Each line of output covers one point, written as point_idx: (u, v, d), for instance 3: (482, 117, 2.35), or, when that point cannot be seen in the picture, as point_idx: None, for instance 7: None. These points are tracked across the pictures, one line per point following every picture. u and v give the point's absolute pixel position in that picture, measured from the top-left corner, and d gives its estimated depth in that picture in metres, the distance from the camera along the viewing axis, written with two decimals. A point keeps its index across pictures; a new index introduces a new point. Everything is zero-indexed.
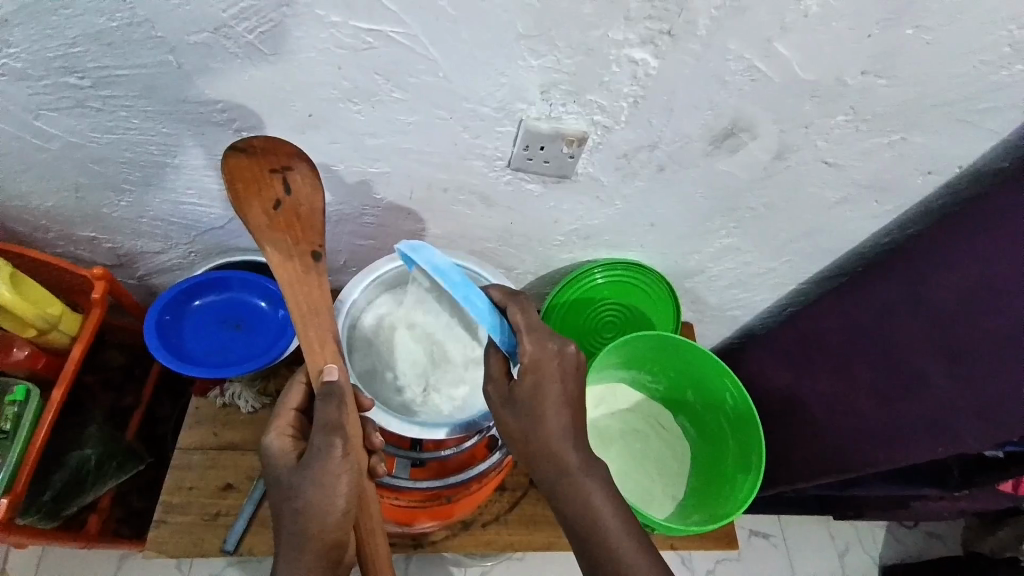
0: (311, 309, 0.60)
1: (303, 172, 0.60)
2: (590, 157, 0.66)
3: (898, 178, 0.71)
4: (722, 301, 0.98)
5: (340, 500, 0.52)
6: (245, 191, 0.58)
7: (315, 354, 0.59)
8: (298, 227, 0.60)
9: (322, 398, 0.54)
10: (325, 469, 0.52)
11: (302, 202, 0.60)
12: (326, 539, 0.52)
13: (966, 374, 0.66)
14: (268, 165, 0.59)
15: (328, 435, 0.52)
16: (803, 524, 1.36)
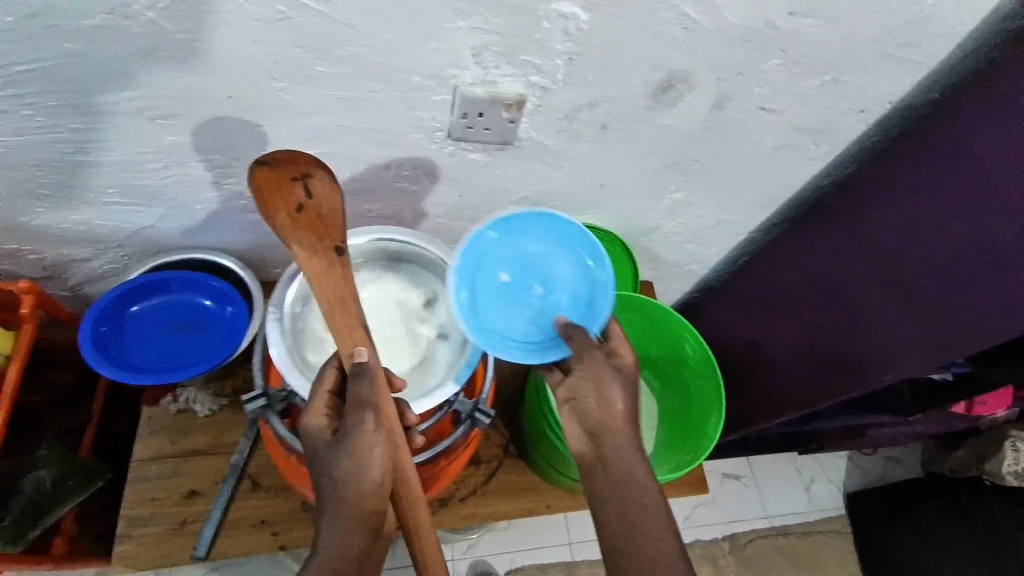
0: (339, 300, 0.57)
1: (324, 178, 0.58)
2: (530, 121, 0.65)
3: (834, 119, 0.72)
4: (678, 257, 0.99)
5: (376, 472, 0.52)
6: (268, 201, 0.56)
7: (344, 337, 0.57)
8: (321, 227, 0.58)
9: (352, 377, 0.54)
10: (359, 439, 0.52)
11: (323, 204, 0.58)
12: (362, 511, 0.52)
13: (907, 301, 0.70)
14: (289, 173, 0.57)
15: (358, 411, 0.52)
16: (772, 462, 1.43)
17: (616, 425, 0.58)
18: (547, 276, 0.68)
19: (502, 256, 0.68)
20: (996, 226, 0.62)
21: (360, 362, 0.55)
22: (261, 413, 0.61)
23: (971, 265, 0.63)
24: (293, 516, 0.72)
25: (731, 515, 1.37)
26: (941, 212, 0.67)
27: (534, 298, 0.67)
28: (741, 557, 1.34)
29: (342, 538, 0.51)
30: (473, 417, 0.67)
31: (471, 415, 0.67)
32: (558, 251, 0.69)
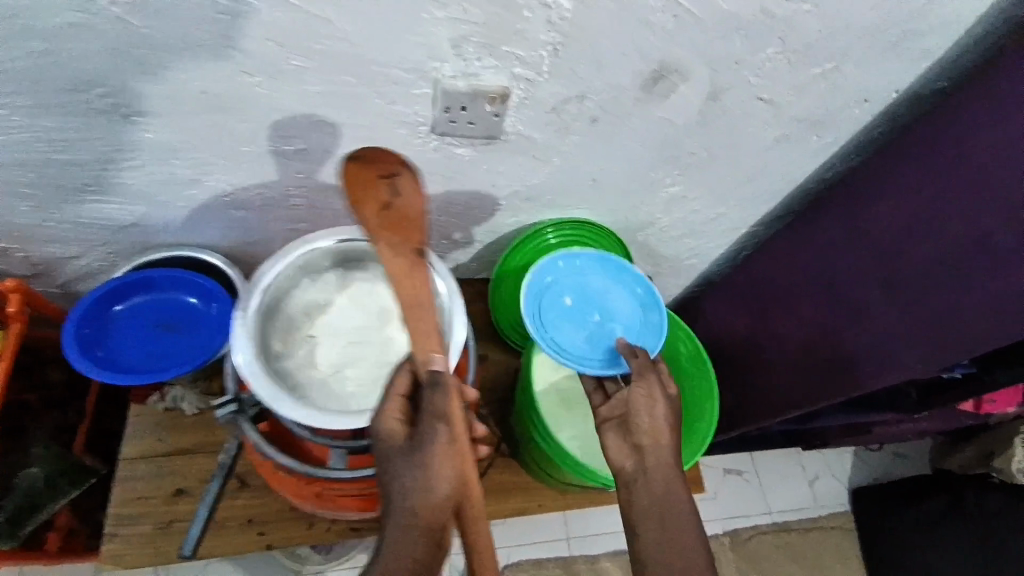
0: (417, 305, 0.57)
1: (410, 177, 0.57)
2: (516, 115, 0.62)
3: (837, 110, 0.69)
4: (677, 252, 0.96)
5: (444, 487, 0.52)
6: (359, 197, 0.56)
7: (422, 342, 0.56)
8: (406, 228, 0.57)
9: (428, 387, 0.54)
10: (433, 450, 0.52)
11: (409, 203, 0.56)
12: (429, 522, 0.51)
13: (905, 301, 0.67)
14: (377, 170, 0.56)
15: (435, 422, 0.52)
16: (775, 457, 1.41)
17: (661, 438, 0.63)
18: (605, 307, 0.80)
19: (569, 284, 0.80)
20: (994, 226, 0.60)
21: (438, 372, 0.54)
22: (233, 419, 0.58)
23: (973, 262, 0.61)
24: (281, 514, 0.72)
25: (732, 511, 1.35)
26: (940, 208, 0.65)
27: (592, 324, 0.78)
28: (741, 552, 1.32)
29: (407, 548, 0.51)
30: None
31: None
32: (614, 288, 0.81)
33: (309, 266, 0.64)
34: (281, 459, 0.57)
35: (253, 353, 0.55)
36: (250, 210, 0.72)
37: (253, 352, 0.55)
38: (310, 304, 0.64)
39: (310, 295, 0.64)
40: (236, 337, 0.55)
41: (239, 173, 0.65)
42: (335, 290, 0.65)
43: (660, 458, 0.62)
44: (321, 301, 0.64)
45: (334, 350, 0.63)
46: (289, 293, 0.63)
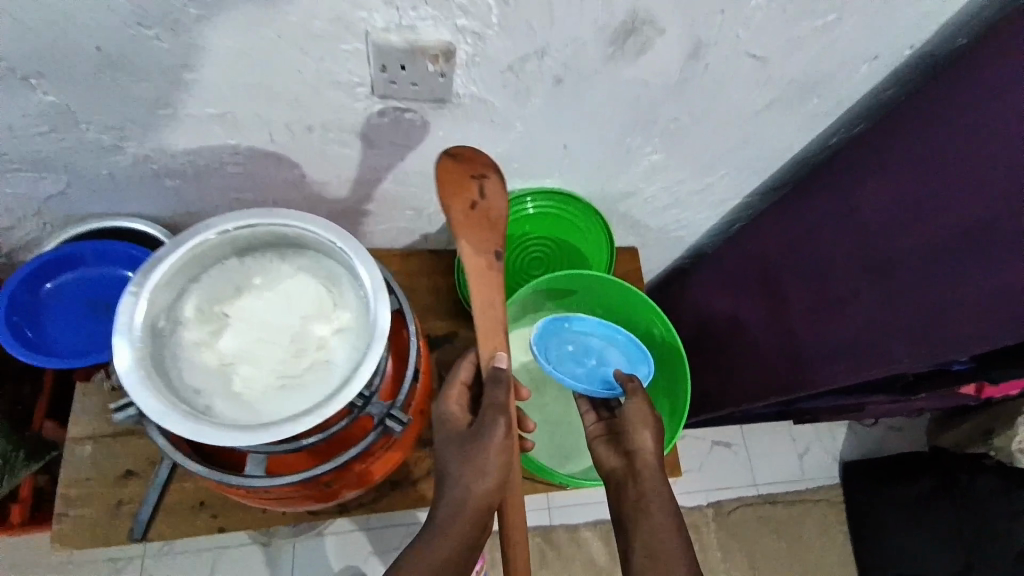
0: (488, 303, 0.63)
1: (496, 182, 0.63)
2: (466, 75, 0.54)
3: (838, 66, 0.60)
4: (663, 223, 0.89)
5: (492, 476, 0.56)
6: (449, 192, 0.60)
7: (486, 341, 0.63)
8: (488, 227, 0.63)
9: (491, 382, 0.59)
10: (487, 442, 0.57)
11: (493, 206, 0.63)
12: (474, 506, 0.56)
13: (897, 288, 0.62)
14: (470, 170, 0.61)
15: (495, 414, 0.57)
16: (764, 430, 1.38)
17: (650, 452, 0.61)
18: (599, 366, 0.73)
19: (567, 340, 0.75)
20: (998, 206, 0.55)
21: (499, 369, 0.60)
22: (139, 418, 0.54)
23: (973, 248, 0.57)
24: (232, 497, 0.70)
25: (717, 482, 1.34)
26: (935, 189, 0.61)
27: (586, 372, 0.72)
28: (723, 523, 1.32)
29: (452, 529, 0.55)
30: (387, 424, 0.54)
31: (383, 423, 0.53)
32: (612, 343, 0.75)
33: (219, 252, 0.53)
34: (189, 466, 0.50)
35: (134, 357, 0.45)
36: (185, 178, 0.66)
37: (134, 356, 0.46)
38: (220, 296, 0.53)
39: (223, 283, 0.53)
40: (115, 338, 0.46)
41: (164, 138, 0.59)
42: (253, 277, 0.54)
43: (649, 466, 0.60)
44: (236, 290, 0.53)
45: (243, 349, 0.51)
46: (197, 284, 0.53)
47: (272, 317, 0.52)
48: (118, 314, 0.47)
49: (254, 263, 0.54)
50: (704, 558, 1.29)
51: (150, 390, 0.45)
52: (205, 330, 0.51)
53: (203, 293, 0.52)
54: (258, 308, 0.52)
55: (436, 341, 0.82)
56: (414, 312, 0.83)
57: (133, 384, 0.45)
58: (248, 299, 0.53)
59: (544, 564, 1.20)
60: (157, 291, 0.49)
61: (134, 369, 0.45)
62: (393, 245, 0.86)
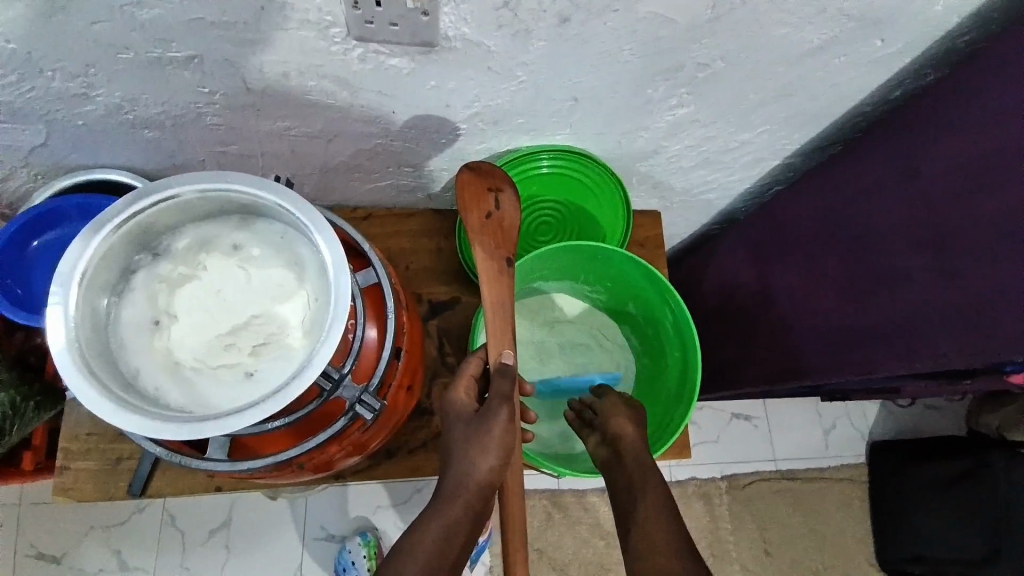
0: (497, 303, 0.58)
1: (513, 195, 0.60)
2: (454, 13, 0.47)
3: (913, 0, 0.49)
4: (689, 185, 0.80)
5: (489, 467, 0.51)
6: (465, 203, 0.59)
7: (497, 338, 0.57)
8: (502, 237, 0.60)
9: (497, 372, 0.54)
10: (491, 429, 0.52)
11: (510, 219, 0.60)
12: (473, 496, 0.51)
13: (953, 270, 0.54)
14: (487, 183, 0.60)
15: (499, 401, 0.52)
16: (789, 404, 1.32)
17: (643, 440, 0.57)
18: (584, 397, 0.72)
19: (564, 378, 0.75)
20: None
21: (507, 364, 0.55)
22: None
23: None
24: None
25: (733, 454, 1.29)
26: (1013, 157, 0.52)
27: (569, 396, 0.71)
28: (737, 496, 1.28)
29: (447, 517, 0.50)
30: (358, 410, 0.52)
31: (354, 408, 0.51)
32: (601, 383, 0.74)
33: (167, 221, 0.49)
34: (152, 447, 0.49)
35: (70, 339, 0.42)
36: (164, 130, 0.61)
37: (71, 337, 0.43)
38: (171, 269, 0.49)
39: (177, 255, 0.49)
40: (51, 312, 0.42)
41: (131, 86, 0.55)
42: (203, 250, 0.49)
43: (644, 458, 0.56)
44: (187, 264, 0.49)
45: (193, 330, 0.47)
46: (147, 256, 0.49)
47: (228, 294, 0.49)
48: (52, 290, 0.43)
49: (205, 233, 0.50)
50: (713, 529, 1.26)
51: (88, 377, 0.42)
52: (154, 308, 0.48)
53: (156, 265, 0.49)
54: (212, 285, 0.49)
55: (438, 306, 0.78)
56: (415, 277, 0.78)
57: (69, 371, 0.41)
58: (200, 274, 0.49)
59: (549, 525, 1.20)
60: (97, 266, 0.45)
61: (71, 353, 0.42)
62: (392, 204, 0.80)
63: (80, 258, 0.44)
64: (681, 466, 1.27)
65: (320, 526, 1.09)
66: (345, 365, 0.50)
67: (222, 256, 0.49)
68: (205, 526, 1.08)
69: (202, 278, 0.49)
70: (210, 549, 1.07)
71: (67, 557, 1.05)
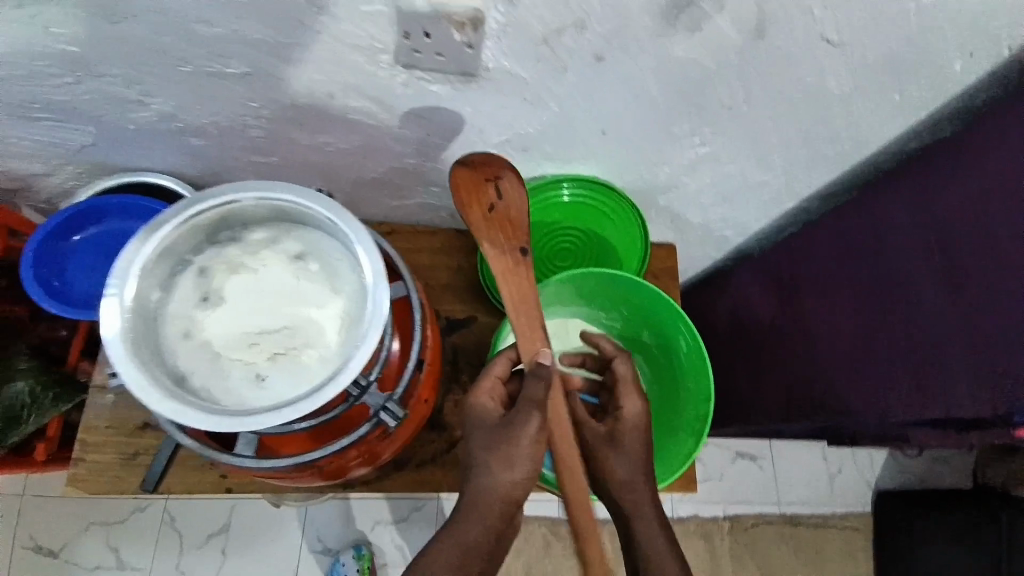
0: (519, 298, 0.58)
1: (513, 180, 0.59)
2: (497, 46, 0.50)
3: (930, 57, 0.52)
4: (706, 220, 0.82)
5: (520, 475, 0.53)
6: (465, 200, 0.58)
7: (527, 340, 0.57)
8: (510, 229, 0.59)
9: (530, 375, 0.55)
10: (521, 436, 0.53)
11: (513, 206, 0.59)
12: (502, 502, 0.53)
13: (969, 315, 0.55)
14: (483, 173, 0.58)
15: (529, 408, 0.53)
16: (795, 446, 1.30)
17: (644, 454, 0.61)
18: None
19: None
20: None
21: (543, 365, 0.56)
22: None
23: None
24: None
25: (737, 494, 1.28)
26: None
27: None
28: (738, 537, 1.26)
29: (473, 525, 0.52)
30: (381, 416, 0.52)
31: (378, 415, 0.51)
32: None
33: (221, 222, 0.51)
34: (181, 439, 0.50)
35: (121, 328, 0.44)
36: (209, 138, 0.65)
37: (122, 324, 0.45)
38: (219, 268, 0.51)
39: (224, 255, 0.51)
40: (107, 301, 0.45)
41: (183, 96, 0.58)
42: (250, 252, 0.52)
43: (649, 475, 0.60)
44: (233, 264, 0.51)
45: (233, 327, 0.49)
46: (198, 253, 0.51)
47: (269, 295, 0.50)
48: (111, 281, 0.45)
49: (253, 236, 0.52)
50: (713, 569, 1.24)
51: (135, 366, 0.44)
52: (200, 303, 0.50)
53: (205, 263, 0.51)
54: (254, 286, 0.51)
55: (454, 322, 0.80)
56: (435, 292, 0.80)
57: (119, 358, 0.44)
58: (245, 275, 0.51)
59: (547, 553, 1.18)
60: (152, 259, 0.48)
61: (122, 341, 0.44)
62: (417, 221, 0.83)
63: (139, 252, 0.46)
64: (683, 502, 1.26)
65: (318, 538, 1.09)
66: (372, 373, 0.50)
67: (266, 258, 0.51)
68: (202, 530, 1.07)
69: (246, 279, 0.51)
70: (207, 553, 1.06)
71: (63, 551, 1.05)
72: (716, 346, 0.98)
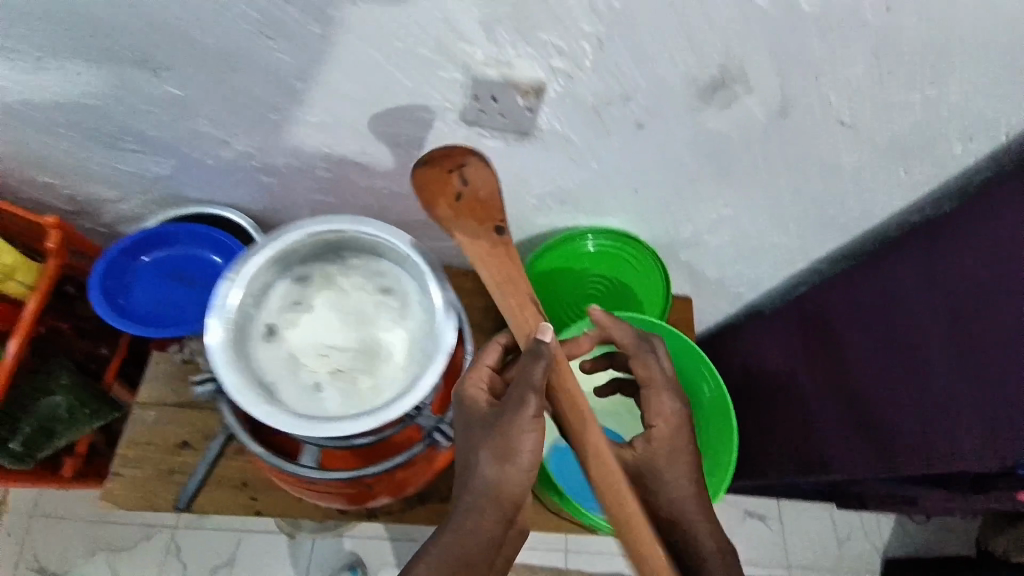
0: (504, 279, 0.58)
1: (478, 163, 0.56)
2: (553, 111, 0.57)
3: (930, 142, 0.59)
4: (723, 276, 0.88)
5: (519, 466, 0.51)
6: (430, 197, 0.57)
7: (520, 321, 0.57)
8: (482, 213, 0.58)
9: (528, 355, 0.53)
10: (518, 422, 0.51)
11: (481, 189, 0.57)
12: (504, 500, 0.52)
13: (978, 373, 0.58)
14: (444, 166, 0.56)
15: (523, 393, 0.51)
16: (803, 508, 1.30)
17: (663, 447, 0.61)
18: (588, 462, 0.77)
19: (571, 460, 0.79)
20: None
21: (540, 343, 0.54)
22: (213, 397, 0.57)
23: None
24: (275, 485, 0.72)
25: (745, 555, 1.26)
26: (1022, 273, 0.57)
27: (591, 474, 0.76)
28: None
29: (476, 522, 0.51)
30: (434, 437, 0.56)
31: (431, 435, 0.56)
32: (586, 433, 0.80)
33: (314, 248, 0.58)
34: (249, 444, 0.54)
35: (224, 333, 0.51)
36: (277, 176, 0.71)
37: (228, 315, 0.52)
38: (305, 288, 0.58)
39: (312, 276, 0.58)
40: (214, 308, 0.51)
41: (263, 139, 0.65)
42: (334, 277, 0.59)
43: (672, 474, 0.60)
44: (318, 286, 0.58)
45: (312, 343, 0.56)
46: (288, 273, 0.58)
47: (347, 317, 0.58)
48: (219, 291, 0.52)
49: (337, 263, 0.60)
50: None
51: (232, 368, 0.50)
52: (285, 317, 0.57)
53: (294, 282, 0.58)
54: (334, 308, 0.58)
55: None
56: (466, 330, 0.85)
57: (218, 359, 0.50)
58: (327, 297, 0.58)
59: None
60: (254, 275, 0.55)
61: (222, 345, 0.51)
62: (452, 262, 0.88)
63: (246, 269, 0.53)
64: None
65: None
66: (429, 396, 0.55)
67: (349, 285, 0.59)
68: (207, 562, 1.06)
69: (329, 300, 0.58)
70: None
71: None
72: (729, 398, 1.01)
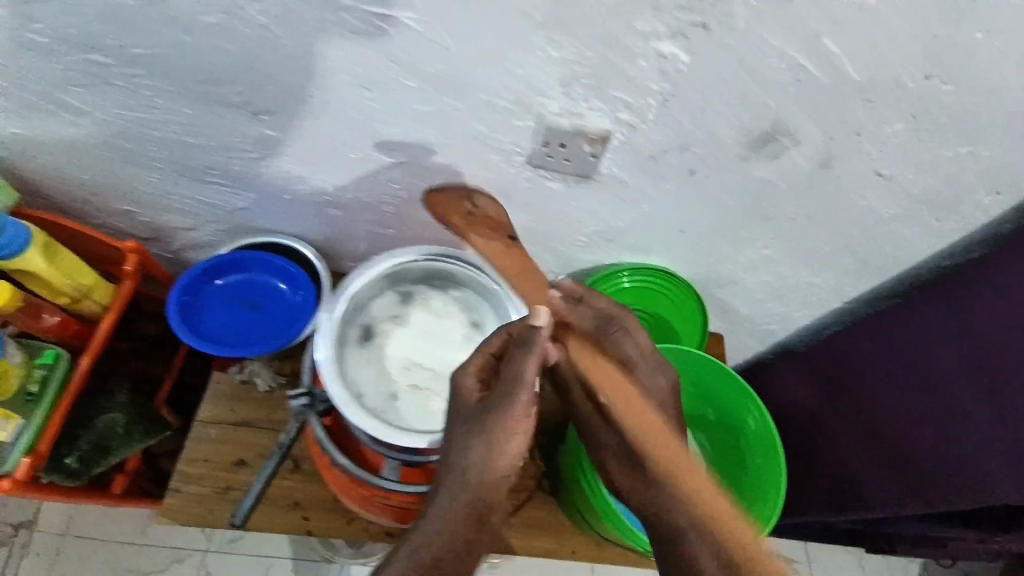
0: (522, 272, 0.63)
1: (486, 195, 0.67)
2: (614, 157, 0.62)
3: (959, 194, 0.64)
4: (756, 314, 0.91)
5: (506, 459, 0.50)
6: (446, 212, 0.65)
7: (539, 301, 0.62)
8: (494, 225, 0.65)
9: (520, 344, 0.54)
10: (509, 411, 0.50)
11: (490, 210, 0.66)
12: (485, 500, 0.49)
13: (1006, 406, 0.63)
14: (457, 194, 0.67)
15: (512, 382, 0.51)
16: (830, 552, 1.29)
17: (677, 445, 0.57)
18: None
19: None
20: None
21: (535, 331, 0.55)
22: (304, 410, 0.63)
23: None
24: (326, 503, 0.74)
25: None
26: None
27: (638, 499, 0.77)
28: None
29: (452, 517, 0.48)
30: None
31: None
32: None
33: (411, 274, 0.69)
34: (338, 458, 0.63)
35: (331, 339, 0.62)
36: (346, 210, 0.76)
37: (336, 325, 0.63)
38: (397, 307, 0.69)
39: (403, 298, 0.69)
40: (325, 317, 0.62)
41: (340, 176, 0.70)
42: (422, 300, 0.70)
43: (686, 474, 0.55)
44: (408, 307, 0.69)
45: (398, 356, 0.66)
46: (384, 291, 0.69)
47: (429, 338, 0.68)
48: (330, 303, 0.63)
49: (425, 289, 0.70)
50: None
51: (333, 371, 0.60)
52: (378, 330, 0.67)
53: (388, 300, 0.69)
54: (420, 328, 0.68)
55: None
56: None
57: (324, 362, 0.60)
58: (415, 318, 0.69)
59: None
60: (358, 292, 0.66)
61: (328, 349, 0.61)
62: None
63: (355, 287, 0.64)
64: None
65: None
66: None
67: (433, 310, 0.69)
68: None
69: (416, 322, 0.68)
70: None
71: None
72: None
